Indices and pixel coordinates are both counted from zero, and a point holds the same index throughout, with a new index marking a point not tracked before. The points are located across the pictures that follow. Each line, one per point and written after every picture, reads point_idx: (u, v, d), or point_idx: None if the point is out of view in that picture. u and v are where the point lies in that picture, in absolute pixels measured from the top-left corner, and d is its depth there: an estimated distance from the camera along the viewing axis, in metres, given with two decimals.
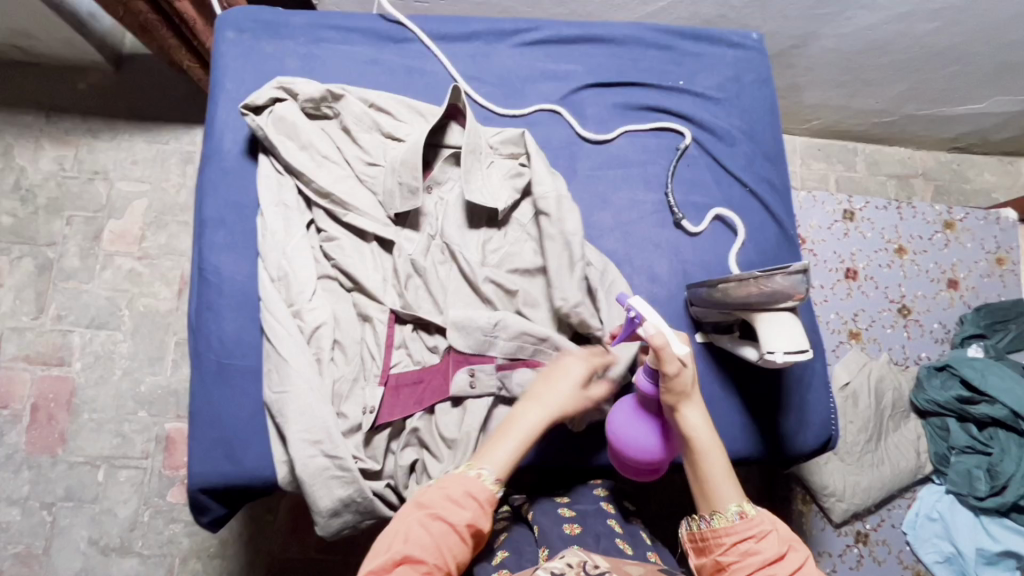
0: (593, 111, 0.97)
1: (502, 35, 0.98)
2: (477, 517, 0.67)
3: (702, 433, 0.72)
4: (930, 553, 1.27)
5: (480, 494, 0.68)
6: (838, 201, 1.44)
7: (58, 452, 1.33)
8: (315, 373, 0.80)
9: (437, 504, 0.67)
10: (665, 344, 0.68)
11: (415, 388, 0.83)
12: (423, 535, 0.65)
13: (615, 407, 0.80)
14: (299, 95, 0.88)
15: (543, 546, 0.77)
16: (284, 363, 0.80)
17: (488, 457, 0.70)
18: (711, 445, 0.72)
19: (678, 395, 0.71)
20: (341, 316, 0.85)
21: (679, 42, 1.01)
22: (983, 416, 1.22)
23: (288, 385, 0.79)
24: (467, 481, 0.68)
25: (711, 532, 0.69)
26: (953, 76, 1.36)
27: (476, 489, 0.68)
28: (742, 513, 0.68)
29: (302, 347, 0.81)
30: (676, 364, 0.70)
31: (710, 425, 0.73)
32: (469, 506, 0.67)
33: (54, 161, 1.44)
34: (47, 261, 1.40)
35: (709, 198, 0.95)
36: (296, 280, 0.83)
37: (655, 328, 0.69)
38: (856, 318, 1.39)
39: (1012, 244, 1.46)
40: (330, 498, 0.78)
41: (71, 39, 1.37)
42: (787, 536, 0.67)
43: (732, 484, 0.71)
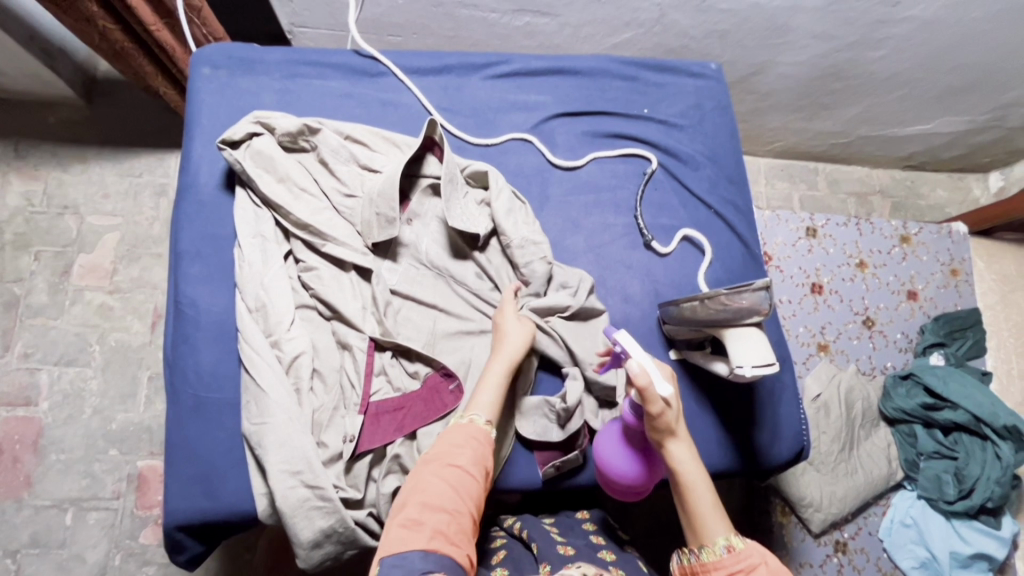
0: (563, 139, 1.01)
1: (473, 68, 1.02)
2: (479, 454, 0.68)
3: (689, 468, 0.73)
4: (907, 559, 1.29)
5: (479, 436, 0.70)
6: (800, 219, 1.50)
7: (23, 496, 1.28)
8: (294, 403, 0.80)
9: (446, 454, 0.67)
10: (648, 382, 0.69)
11: (395, 416, 0.84)
12: (438, 482, 0.64)
13: (604, 429, 0.84)
14: (277, 129, 0.89)
15: (543, 563, 0.75)
16: (262, 394, 0.80)
17: (475, 404, 0.74)
18: (698, 480, 0.73)
19: (663, 431, 0.73)
20: (321, 344, 0.86)
21: (643, 73, 1.06)
22: (947, 421, 1.27)
23: (267, 416, 0.79)
24: (464, 428, 0.70)
25: (700, 566, 0.69)
26: (901, 99, 1.45)
27: (474, 431, 0.70)
28: (730, 547, 0.69)
29: (280, 377, 0.81)
30: (659, 403, 0.70)
31: (698, 460, 0.74)
32: (471, 447, 0.68)
33: (23, 196, 1.42)
34: (13, 297, 1.37)
35: (676, 220, 0.99)
36: (275, 309, 0.84)
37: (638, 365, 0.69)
38: (823, 330, 1.44)
39: (964, 256, 1.54)
40: (312, 530, 0.77)
41: (41, 74, 1.37)
42: (777, 569, 0.66)
43: (721, 518, 0.71)
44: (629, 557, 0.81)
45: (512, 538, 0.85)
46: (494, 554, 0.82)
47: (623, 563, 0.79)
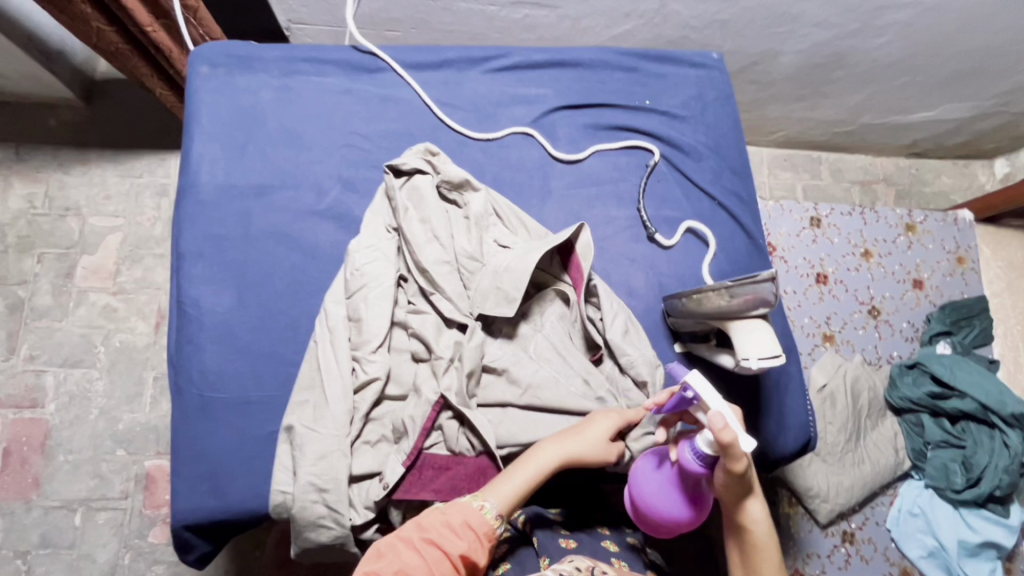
0: (564, 133, 1.00)
1: (472, 62, 1.01)
2: (472, 549, 0.64)
3: (760, 527, 0.71)
4: (914, 548, 1.29)
5: (478, 526, 0.66)
6: (804, 209, 1.49)
7: (32, 497, 1.29)
8: (348, 424, 0.79)
9: (436, 528, 0.65)
10: (732, 438, 0.62)
11: (439, 475, 0.79)
12: (415, 558, 0.62)
13: (647, 466, 0.75)
14: (441, 173, 0.91)
15: (545, 556, 0.76)
16: (325, 404, 0.80)
17: (496, 491, 0.69)
18: (767, 539, 0.71)
19: (743, 489, 0.68)
20: (400, 372, 0.84)
21: (643, 64, 1.05)
22: (954, 410, 1.26)
23: (319, 425, 0.79)
24: (467, 510, 0.67)
25: None
26: (906, 86, 1.43)
27: (476, 521, 0.66)
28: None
29: (347, 395, 0.80)
30: (743, 459, 0.64)
31: (771, 522, 0.72)
32: (466, 536, 0.65)
33: (24, 199, 1.42)
34: (18, 300, 1.38)
35: (680, 212, 0.99)
36: (369, 327, 0.83)
37: (724, 421, 0.62)
38: (828, 321, 1.43)
39: (970, 243, 1.53)
40: (314, 541, 0.78)
41: (40, 76, 1.36)
42: None
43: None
44: (638, 554, 0.81)
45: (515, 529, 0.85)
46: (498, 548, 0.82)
47: (626, 555, 0.80)
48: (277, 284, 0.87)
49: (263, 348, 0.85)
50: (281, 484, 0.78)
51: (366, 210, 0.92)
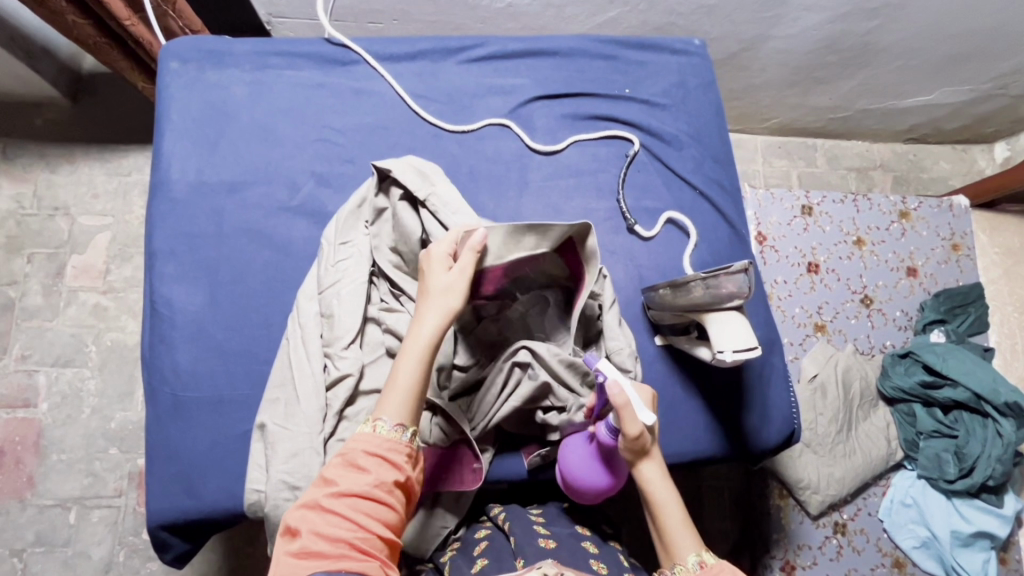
0: (542, 123, 0.98)
1: (448, 52, 0.99)
2: (383, 472, 0.63)
3: (659, 487, 0.72)
4: (907, 539, 1.28)
5: (381, 450, 0.64)
6: (795, 197, 1.47)
7: (27, 496, 1.30)
8: (320, 420, 0.79)
9: (339, 478, 0.62)
10: (625, 404, 0.68)
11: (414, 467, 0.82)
12: (334, 513, 0.60)
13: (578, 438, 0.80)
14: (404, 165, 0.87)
15: (520, 558, 0.75)
16: (296, 400, 0.79)
17: (385, 407, 0.66)
18: (669, 499, 0.72)
19: (637, 451, 0.72)
20: (375, 367, 0.83)
21: (623, 52, 1.03)
22: (947, 399, 1.25)
23: (291, 422, 0.78)
24: (365, 438, 0.65)
25: None
26: (900, 70, 1.40)
27: (377, 443, 0.64)
28: (703, 562, 0.69)
29: (318, 391, 0.80)
30: (635, 424, 0.69)
31: (668, 479, 0.73)
32: (372, 465, 0.63)
33: (12, 199, 1.42)
34: (8, 300, 1.38)
35: (661, 202, 0.97)
36: (341, 323, 0.83)
37: (617, 388, 0.67)
38: (820, 311, 1.41)
39: (966, 229, 1.50)
40: None
41: (24, 75, 1.36)
42: None
43: (691, 535, 0.71)
44: (612, 550, 0.81)
45: (496, 528, 0.85)
46: (475, 544, 0.82)
47: (606, 557, 0.78)
48: (250, 282, 0.87)
49: (236, 347, 0.84)
50: (254, 483, 0.78)
51: (340, 205, 0.91)
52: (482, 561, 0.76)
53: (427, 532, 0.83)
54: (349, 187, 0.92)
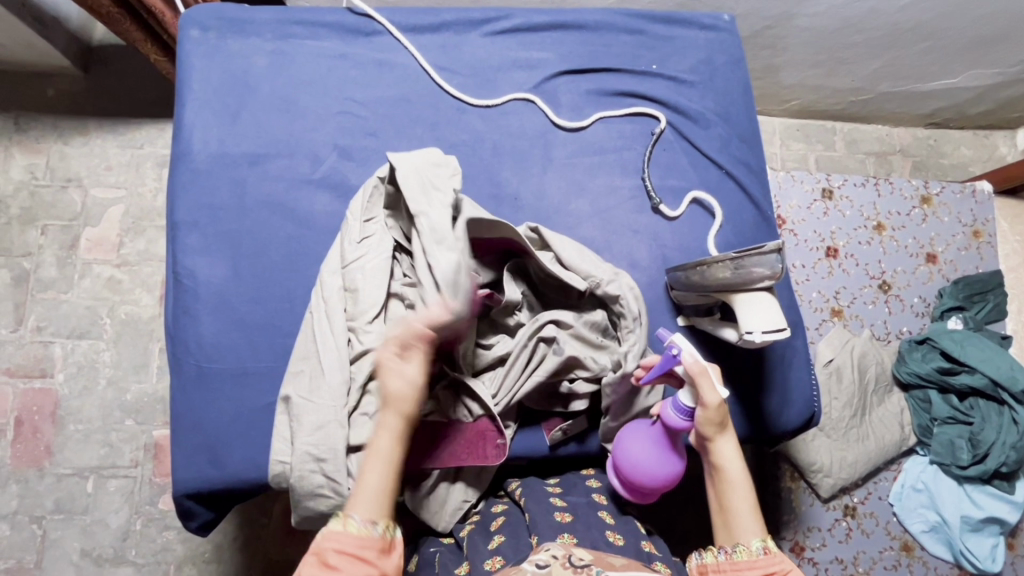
0: (567, 99, 0.96)
1: (471, 24, 0.97)
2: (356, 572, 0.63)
3: (733, 466, 0.76)
4: (917, 522, 1.29)
5: (354, 549, 0.64)
6: (816, 179, 1.44)
7: (45, 465, 1.31)
8: (344, 394, 0.79)
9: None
10: (701, 371, 0.73)
11: (437, 443, 0.83)
12: None
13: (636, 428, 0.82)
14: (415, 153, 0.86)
15: (534, 534, 0.75)
16: (320, 373, 0.79)
17: (356, 502, 0.67)
18: (740, 480, 0.75)
19: (713, 427, 0.75)
20: None
21: (650, 26, 1.00)
22: (964, 386, 1.24)
23: (315, 395, 0.79)
24: (337, 536, 0.64)
25: (730, 564, 0.73)
26: (927, 52, 1.37)
27: (349, 544, 0.64)
28: (766, 548, 0.72)
29: (342, 364, 0.80)
30: (713, 395, 0.73)
31: (742, 462, 0.77)
32: (346, 564, 0.63)
33: (26, 170, 1.41)
34: (23, 272, 1.38)
35: (686, 181, 0.96)
36: (365, 297, 0.82)
37: (693, 358, 0.73)
38: (837, 295, 1.40)
39: (988, 216, 1.48)
40: (313, 510, 0.78)
41: (35, 44, 1.33)
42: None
43: (757, 522, 0.74)
44: (627, 520, 0.83)
45: (513, 504, 0.85)
46: (493, 520, 0.82)
47: (622, 527, 0.80)
48: (272, 255, 0.86)
49: (259, 320, 0.84)
50: (279, 454, 0.79)
51: (362, 178, 0.90)
52: (499, 539, 0.77)
53: (447, 507, 0.84)
54: (370, 161, 0.90)
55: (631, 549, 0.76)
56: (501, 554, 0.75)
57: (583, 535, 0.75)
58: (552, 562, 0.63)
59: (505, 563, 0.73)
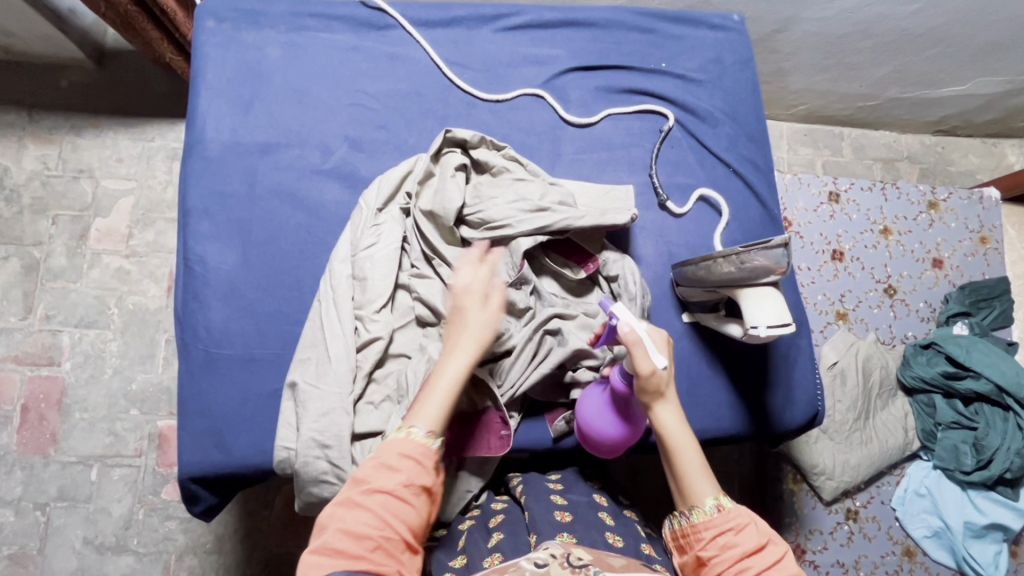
0: (577, 95, 0.97)
1: (483, 20, 0.98)
2: (415, 476, 0.64)
3: (676, 431, 0.72)
4: (919, 528, 1.28)
5: (416, 452, 0.65)
6: (823, 182, 1.45)
7: (50, 453, 1.32)
8: (349, 381, 0.80)
9: (372, 477, 0.63)
10: (635, 341, 0.69)
11: None
12: (362, 513, 0.61)
13: (586, 397, 0.81)
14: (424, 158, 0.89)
15: (533, 532, 0.76)
16: (327, 360, 0.80)
17: (419, 414, 0.67)
18: (685, 443, 0.71)
19: (652, 395, 0.71)
20: (400, 334, 0.85)
21: (660, 25, 1.01)
22: (968, 391, 1.24)
23: (322, 382, 0.80)
24: (399, 443, 0.65)
25: (691, 528, 0.70)
26: (936, 58, 1.37)
27: (410, 448, 0.65)
28: (719, 506, 0.69)
29: (348, 352, 0.81)
30: (650, 364, 0.70)
31: (684, 424, 0.73)
32: (404, 467, 0.64)
33: (38, 160, 1.43)
34: (33, 261, 1.39)
35: (693, 179, 0.96)
36: (374, 286, 0.84)
37: (628, 326, 0.70)
38: (842, 298, 1.40)
39: (995, 223, 1.48)
40: (317, 497, 0.79)
41: (50, 36, 1.35)
42: (765, 530, 0.68)
43: (708, 480, 0.71)
44: (628, 521, 0.83)
45: (513, 502, 0.86)
46: (492, 517, 0.83)
47: (622, 529, 0.80)
48: (282, 245, 0.87)
49: (268, 307, 0.85)
50: (285, 441, 0.80)
51: (372, 170, 0.91)
52: (498, 536, 0.77)
53: (451, 496, 0.84)
54: (381, 153, 0.91)
55: (630, 550, 0.76)
56: (500, 551, 0.75)
57: (582, 534, 0.76)
58: (551, 561, 0.64)
59: (504, 559, 0.73)
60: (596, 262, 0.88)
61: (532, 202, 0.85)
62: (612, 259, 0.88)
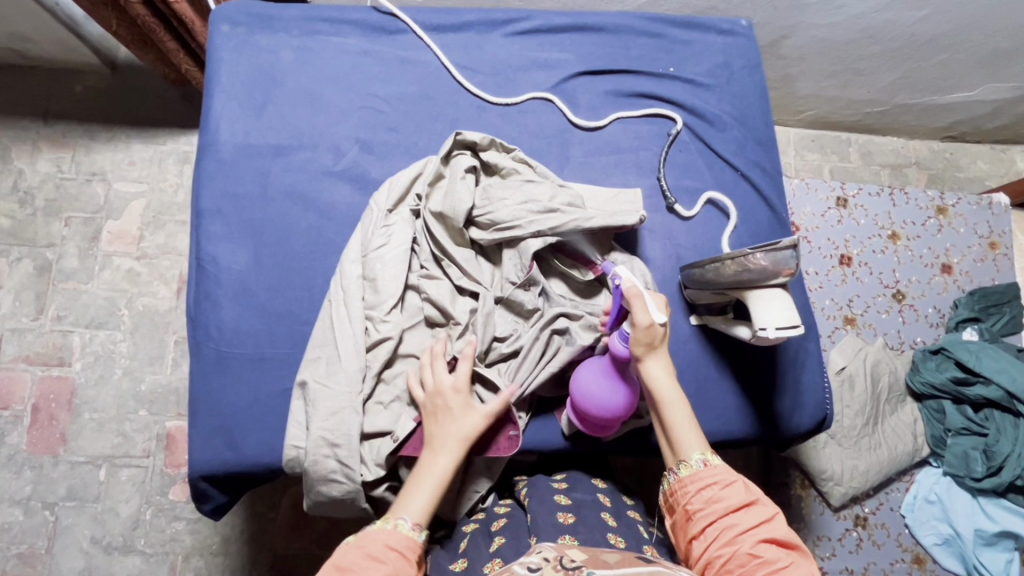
0: (585, 99, 0.98)
1: (493, 25, 0.99)
2: (400, 569, 0.65)
3: (666, 385, 0.75)
4: (929, 535, 1.27)
5: (401, 545, 0.66)
6: (831, 188, 1.45)
7: (60, 452, 1.33)
8: (359, 380, 0.81)
9: (358, 566, 0.63)
10: (635, 294, 0.75)
11: None
12: None
13: (580, 368, 0.81)
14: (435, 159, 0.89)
15: (534, 535, 0.77)
16: (337, 360, 0.81)
17: (406, 505, 0.70)
18: (674, 397, 0.75)
19: (645, 349, 0.75)
20: (411, 334, 0.86)
21: (669, 30, 1.02)
22: (978, 397, 1.23)
23: (332, 380, 0.80)
24: (386, 534, 0.66)
25: (678, 483, 0.72)
26: (944, 64, 1.37)
27: (396, 540, 0.66)
28: (706, 461, 0.72)
29: (359, 352, 0.82)
30: (647, 317, 0.74)
31: (674, 379, 0.76)
32: (390, 560, 0.65)
33: (52, 163, 1.45)
34: (46, 262, 1.41)
35: (701, 182, 0.96)
36: (385, 287, 0.85)
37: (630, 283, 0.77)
38: (851, 303, 1.40)
39: (1004, 228, 1.47)
40: (326, 495, 0.79)
41: (66, 41, 1.37)
42: (752, 488, 0.70)
43: (697, 436, 0.74)
44: (630, 521, 0.82)
45: (517, 505, 0.86)
46: (495, 520, 0.83)
47: (624, 530, 0.79)
48: (293, 245, 0.88)
49: (278, 306, 0.86)
50: (294, 439, 0.80)
51: (382, 172, 0.92)
52: (500, 539, 0.77)
53: (458, 496, 0.85)
54: (391, 155, 0.92)
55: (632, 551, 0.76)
56: (501, 556, 0.75)
57: (584, 536, 0.76)
58: (544, 565, 0.61)
59: (504, 564, 0.73)
60: (604, 263, 0.88)
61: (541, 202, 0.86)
62: (621, 260, 0.89)
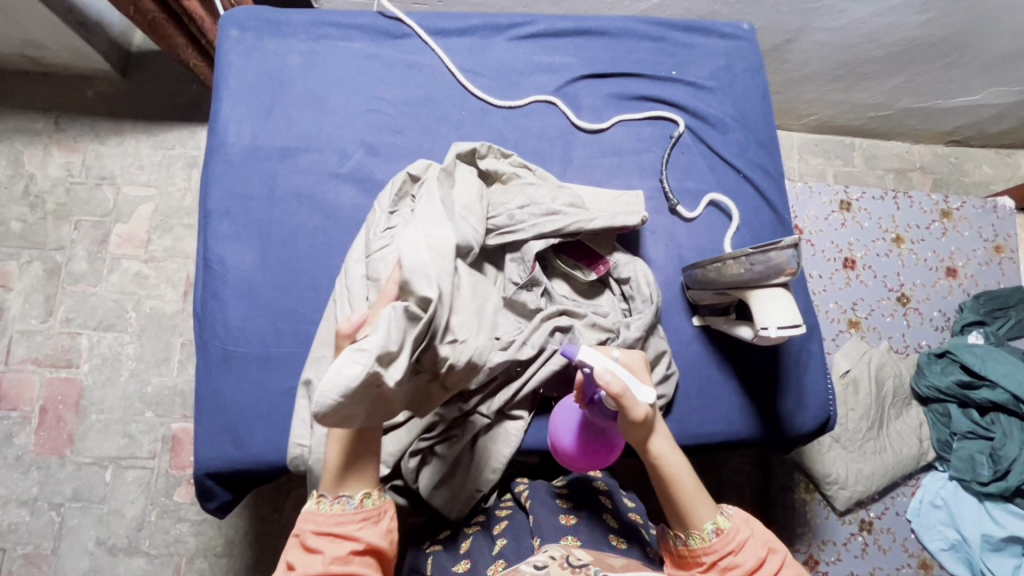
0: (588, 102, 0.99)
1: (497, 29, 1.01)
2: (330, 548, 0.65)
3: (668, 461, 0.72)
4: (935, 540, 1.26)
5: (325, 523, 0.66)
6: (834, 191, 1.45)
7: (66, 453, 1.34)
8: None
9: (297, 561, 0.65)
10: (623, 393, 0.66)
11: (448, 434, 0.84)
12: None
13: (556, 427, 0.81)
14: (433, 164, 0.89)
15: (537, 536, 0.77)
16: None
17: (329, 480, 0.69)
18: (678, 470, 0.73)
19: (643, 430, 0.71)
20: None
21: (671, 34, 1.03)
22: (984, 400, 1.22)
23: None
24: (309, 516, 0.67)
25: (689, 551, 0.71)
26: (948, 68, 1.37)
27: (319, 520, 0.66)
28: (719, 530, 0.70)
29: None
30: (639, 408, 0.68)
31: (676, 449, 0.74)
32: (319, 543, 0.65)
33: (63, 167, 1.47)
34: (56, 265, 1.43)
35: (704, 184, 0.97)
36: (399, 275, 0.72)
37: (609, 374, 0.66)
38: (854, 307, 1.40)
39: (1010, 232, 1.47)
40: None
41: (78, 47, 1.40)
42: (762, 537, 0.70)
43: (706, 503, 0.72)
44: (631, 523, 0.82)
45: (518, 508, 0.85)
46: (496, 523, 0.82)
47: (626, 531, 0.81)
48: (300, 245, 0.89)
49: (284, 306, 0.87)
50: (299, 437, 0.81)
51: (388, 174, 0.93)
52: (501, 543, 0.78)
53: (461, 495, 0.85)
54: (397, 157, 0.94)
55: (633, 552, 0.78)
56: (504, 559, 0.75)
57: (586, 537, 0.76)
58: (550, 563, 0.61)
59: (507, 566, 0.74)
60: (607, 265, 0.89)
61: (544, 203, 0.87)
62: (624, 262, 0.89)
